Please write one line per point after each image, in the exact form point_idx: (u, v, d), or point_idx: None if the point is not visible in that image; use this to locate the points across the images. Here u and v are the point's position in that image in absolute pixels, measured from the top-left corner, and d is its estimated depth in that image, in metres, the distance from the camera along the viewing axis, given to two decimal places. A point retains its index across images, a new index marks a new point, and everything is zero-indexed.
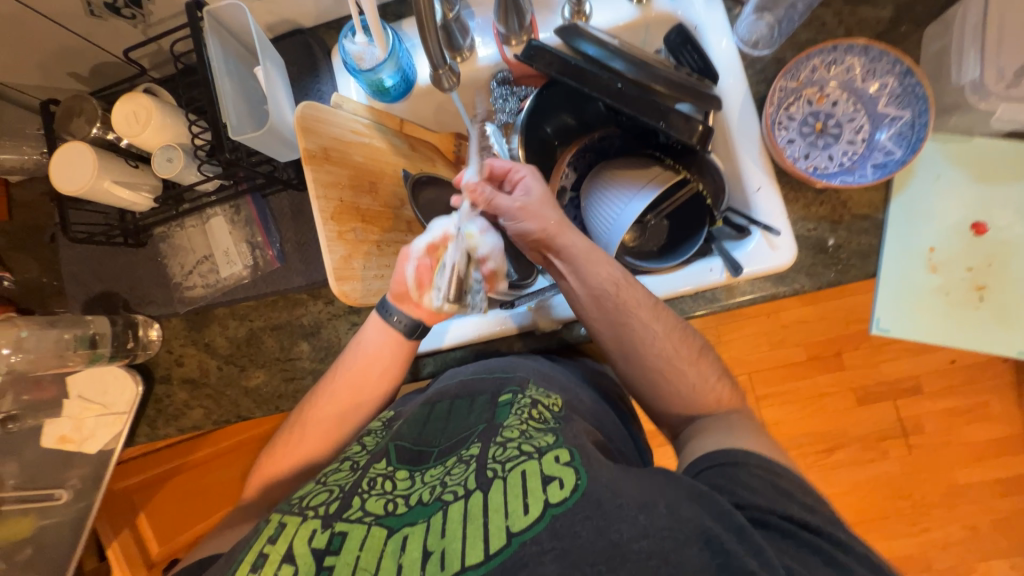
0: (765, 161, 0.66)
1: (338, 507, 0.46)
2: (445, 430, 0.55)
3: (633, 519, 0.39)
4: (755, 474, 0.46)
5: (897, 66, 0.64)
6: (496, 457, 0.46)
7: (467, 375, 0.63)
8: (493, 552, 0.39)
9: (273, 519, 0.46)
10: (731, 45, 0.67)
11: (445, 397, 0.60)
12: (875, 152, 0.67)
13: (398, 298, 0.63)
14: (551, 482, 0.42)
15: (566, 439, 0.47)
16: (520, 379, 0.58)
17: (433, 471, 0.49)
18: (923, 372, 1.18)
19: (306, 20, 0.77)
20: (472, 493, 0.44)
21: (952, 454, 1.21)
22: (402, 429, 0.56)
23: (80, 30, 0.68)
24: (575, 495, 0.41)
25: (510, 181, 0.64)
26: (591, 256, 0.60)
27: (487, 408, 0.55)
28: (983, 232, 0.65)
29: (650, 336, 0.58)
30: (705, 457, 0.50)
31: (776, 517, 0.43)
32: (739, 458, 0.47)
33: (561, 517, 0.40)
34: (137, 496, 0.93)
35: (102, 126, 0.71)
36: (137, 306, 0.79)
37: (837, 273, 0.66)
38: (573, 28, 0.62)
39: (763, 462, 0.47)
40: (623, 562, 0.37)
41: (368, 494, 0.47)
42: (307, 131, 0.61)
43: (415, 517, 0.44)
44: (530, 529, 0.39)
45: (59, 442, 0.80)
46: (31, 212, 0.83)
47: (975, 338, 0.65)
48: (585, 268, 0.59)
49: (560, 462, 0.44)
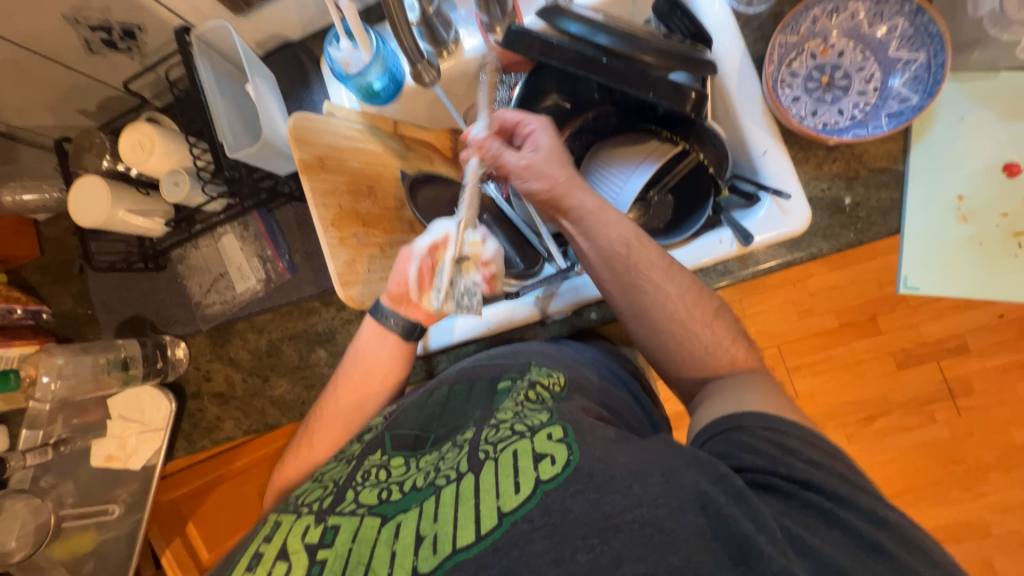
0: (768, 122, 0.63)
1: (332, 501, 0.47)
2: (441, 416, 0.56)
3: (627, 490, 0.39)
4: (763, 439, 0.44)
5: (906, 6, 0.59)
6: (489, 438, 0.46)
7: (467, 363, 0.64)
8: (484, 533, 0.39)
9: (269, 519, 0.48)
10: (724, 6, 0.64)
11: (444, 385, 0.60)
12: (889, 101, 0.62)
13: (396, 300, 0.63)
14: (542, 459, 0.42)
15: (560, 416, 0.46)
16: (521, 364, 0.59)
17: (429, 456, 0.49)
18: (968, 330, 1.11)
19: (293, 32, 0.78)
20: (464, 475, 0.44)
21: (1005, 414, 1.14)
22: (399, 416, 0.56)
23: (83, 68, 0.71)
24: (566, 471, 0.41)
25: (521, 134, 0.62)
26: (603, 214, 0.58)
27: (484, 394, 0.56)
28: (1016, 173, 0.61)
29: (663, 299, 0.57)
30: (712, 423, 0.48)
31: (791, 483, 0.42)
32: (746, 423, 0.45)
33: (551, 493, 0.40)
34: (184, 508, 0.97)
35: (112, 157, 0.74)
36: (164, 327, 0.83)
37: (856, 232, 0.63)
38: (555, 8, 0.58)
39: (772, 425, 0.45)
40: (615, 534, 0.38)
41: (362, 486, 0.48)
42: (301, 141, 0.61)
43: (410, 502, 0.44)
44: (520, 509, 0.39)
45: (108, 460, 0.85)
46: (59, 247, 0.87)
47: (1019, 288, 0.61)
48: (595, 228, 0.58)
49: (553, 439, 0.43)
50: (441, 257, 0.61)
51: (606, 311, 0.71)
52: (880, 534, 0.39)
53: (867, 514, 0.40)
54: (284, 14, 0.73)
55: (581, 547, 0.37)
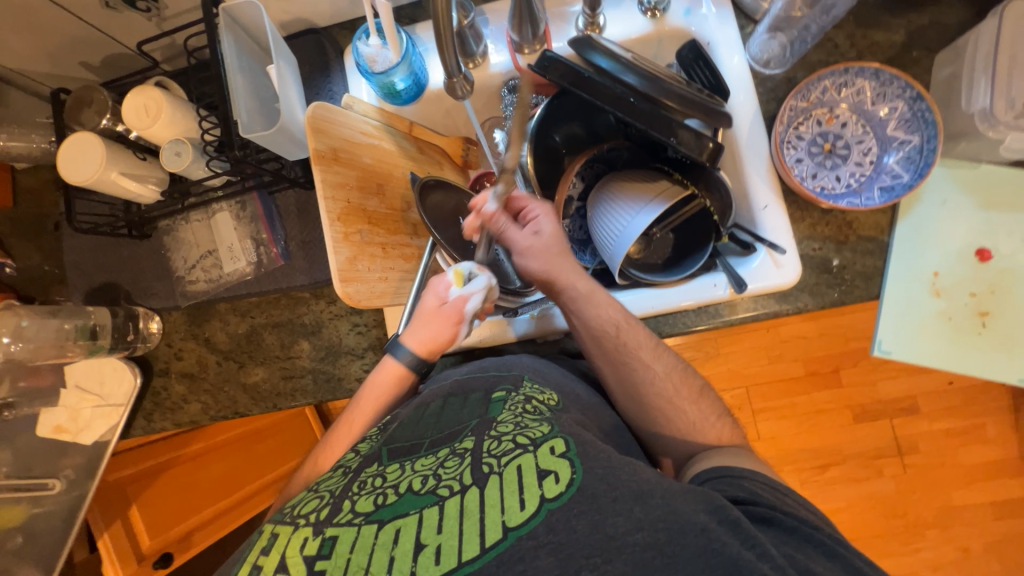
0: (772, 178, 0.67)
1: (329, 511, 0.46)
2: (437, 424, 0.54)
3: (629, 513, 0.40)
4: (759, 483, 0.47)
5: (907, 91, 0.64)
6: (492, 451, 0.46)
7: (460, 374, 0.63)
8: (489, 546, 0.39)
9: (264, 531, 0.46)
10: (742, 61, 0.68)
11: (439, 397, 0.59)
12: (883, 175, 0.67)
13: (432, 352, 0.64)
14: (546, 476, 0.42)
15: (561, 429, 0.47)
16: (515, 376, 0.59)
17: (425, 461, 0.49)
18: (922, 392, 1.22)
19: (319, 19, 0.77)
20: (468, 489, 0.43)
21: (947, 475, 1.22)
22: (396, 430, 0.55)
23: (96, 21, 0.68)
24: (570, 489, 0.41)
25: (525, 216, 0.64)
26: (593, 298, 0.60)
27: (480, 404, 0.55)
28: (987, 258, 0.65)
29: (651, 376, 0.59)
30: (712, 469, 0.50)
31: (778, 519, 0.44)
32: (745, 472, 0.48)
33: (556, 511, 0.40)
34: (131, 488, 0.93)
35: (113, 117, 0.70)
36: (139, 298, 0.79)
37: (840, 293, 0.66)
38: (586, 41, 0.60)
39: (767, 480, 0.48)
40: (618, 554, 0.38)
41: (358, 496, 0.47)
42: (318, 131, 0.61)
43: (409, 507, 0.44)
44: (526, 524, 0.40)
45: (56, 432, 0.80)
46: (35, 199, 0.83)
47: (976, 364, 0.66)
48: (586, 309, 0.60)
49: (556, 454, 0.44)
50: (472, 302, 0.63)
51: None
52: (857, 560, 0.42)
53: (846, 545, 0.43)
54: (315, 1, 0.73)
55: (585, 566, 0.38)
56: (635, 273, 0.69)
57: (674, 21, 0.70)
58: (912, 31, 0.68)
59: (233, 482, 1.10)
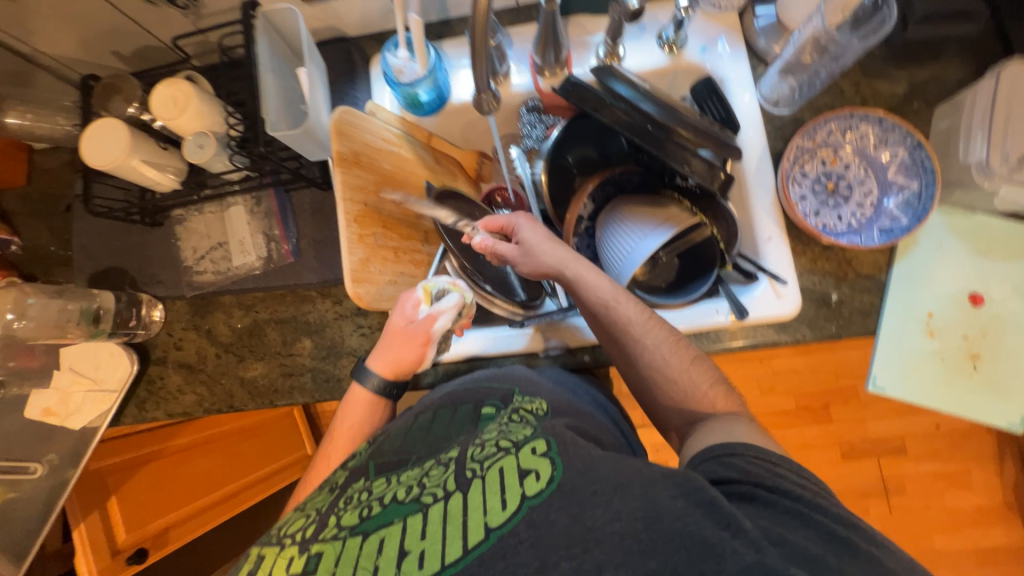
0: (776, 213, 0.69)
1: (315, 529, 0.47)
2: (423, 436, 0.56)
3: (607, 504, 0.40)
4: (751, 461, 0.44)
5: (908, 139, 0.68)
6: (475, 457, 0.46)
7: (452, 387, 0.64)
8: (471, 547, 0.40)
9: (251, 554, 0.47)
10: (753, 99, 0.72)
11: (429, 409, 0.60)
12: (883, 217, 0.69)
13: (398, 372, 0.66)
14: (527, 475, 0.43)
15: (543, 431, 0.48)
16: (504, 392, 0.60)
17: (410, 472, 0.49)
18: (909, 434, 1.27)
19: (350, 29, 0.80)
20: (451, 494, 0.44)
21: (928, 516, 1.28)
22: (382, 444, 0.56)
23: (134, 14, 0.70)
24: (550, 486, 0.42)
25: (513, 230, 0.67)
26: (592, 271, 0.61)
27: (468, 417, 0.56)
28: (979, 303, 0.68)
29: (652, 348, 0.58)
30: (704, 449, 0.48)
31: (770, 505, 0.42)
32: (735, 448, 0.46)
33: (538, 507, 0.40)
34: (110, 478, 0.90)
35: (139, 106, 0.72)
36: (144, 285, 0.79)
37: (837, 326, 0.68)
38: (607, 68, 0.63)
39: (760, 452, 0.46)
40: (598, 543, 0.39)
41: (344, 510, 0.47)
42: (342, 134, 0.62)
43: (392, 517, 0.44)
44: (508, 522, 0.40)
45: (45, 414, 0.78)
46: (50, 179, 0.84)
47: (967, 405, 0.67)
48: (583, 283, 0.61)
49: (537, 454, 0.44)
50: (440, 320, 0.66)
51: (599, 355, 0.73)
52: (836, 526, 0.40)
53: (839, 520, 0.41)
54: (348, 12, 0.76)
55: (565, 555, 0.38)
56: (640, 293, 0.72)
57: (690, 57, 0.74)
58: (914, 83, 0.71)
59: (221, 478, 1.11)
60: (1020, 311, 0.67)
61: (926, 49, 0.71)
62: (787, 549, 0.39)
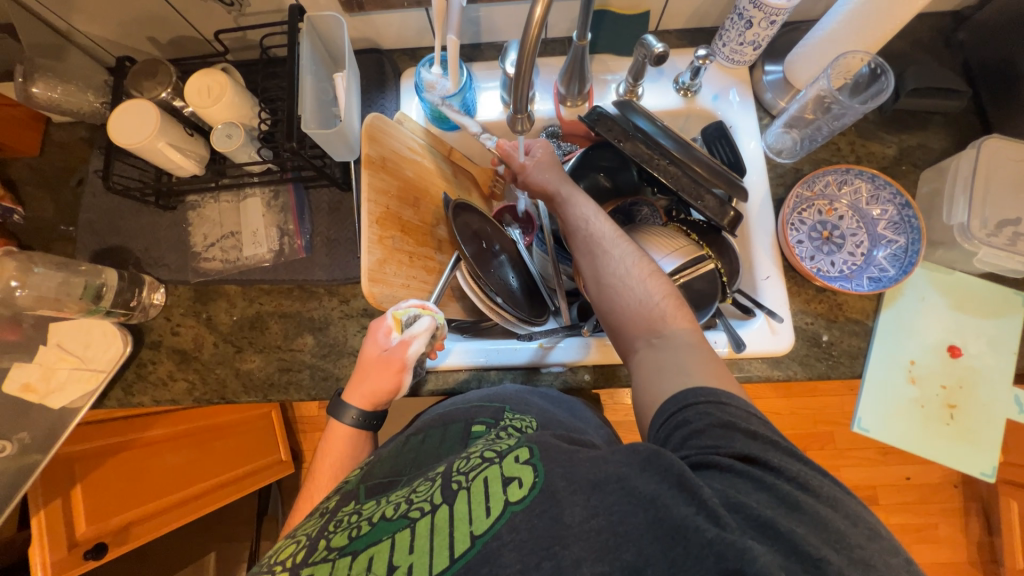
0: (776, 254, 0.73)
1: (305, 554, 0.45)
2: (415, 462, 0.56)
3: (584, 503, 0.40)
4: (701, 413, 0.44)
5: (897, 198, 0.73)
6: (460, 469, 0.47)
7: (445, 409, 0.65)
8: (458, 555, 0.40)
9: None
10: (758, 147, 0.77)
11: (420, 431, 0.61)
12: (871, 267, 0.74)
13: (377, 402, 0.65)
14: (511, 482, 0.43)
15: (525, 440, 0.48)
16: (496, 409, 0.60)
17: (400, 492, 0.49)
18: (881, 483, 1.33)
19: (385, 42, 0.84)
20: (438, 507, 0.44)
21: None
22: (373, 467, 0.56)
23: (179, 5, 0.73)
24: (532, 492, 0.42)
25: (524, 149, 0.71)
26: (575, 199, 0.64)
27: (459, 438, 0.57)
28: (957, 355, 0.72)
29: (628, 280, 0.57)
30: (660, 410, 0.48)
31: (741, 466, 0.40)
32: (686, 400, 0.45)
33: (519, 514, 0.40)
34: (80, 465, 0.85)
35: (173, 91, 0.74)
36: (148, 266, 0.79)
37: (827, 366, 0.72)
38: (629, 103, 0.69)
39: (708, 393, 0.45)
40: (575, 540, 0.38)
41: (334, 533, 0.46)
42: (372, 138, 0.65)
43: (380, 534, 0.44)
44: (492, 527, 0.40)
45: (22, 391, 0.75)
46: (64, 153, 0.84)
47: (944, 452, 0.71)
48: (568, 211, 0.64)
49: (520, 461, 0.45)
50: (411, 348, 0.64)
51: (598, 374, 0.75)
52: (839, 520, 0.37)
53: (834, 506, 0.38)
54: (387, 26, 0.79)
55: (546, 557, 0.38)
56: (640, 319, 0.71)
57: (703, 103, 0.79)
58: (903, 148, 0.78)
59: (191, 476, 1.05)
60: (994, 365, 0.71)
61: (913, 119, 0.79)
62: (743, 514, 0.37)
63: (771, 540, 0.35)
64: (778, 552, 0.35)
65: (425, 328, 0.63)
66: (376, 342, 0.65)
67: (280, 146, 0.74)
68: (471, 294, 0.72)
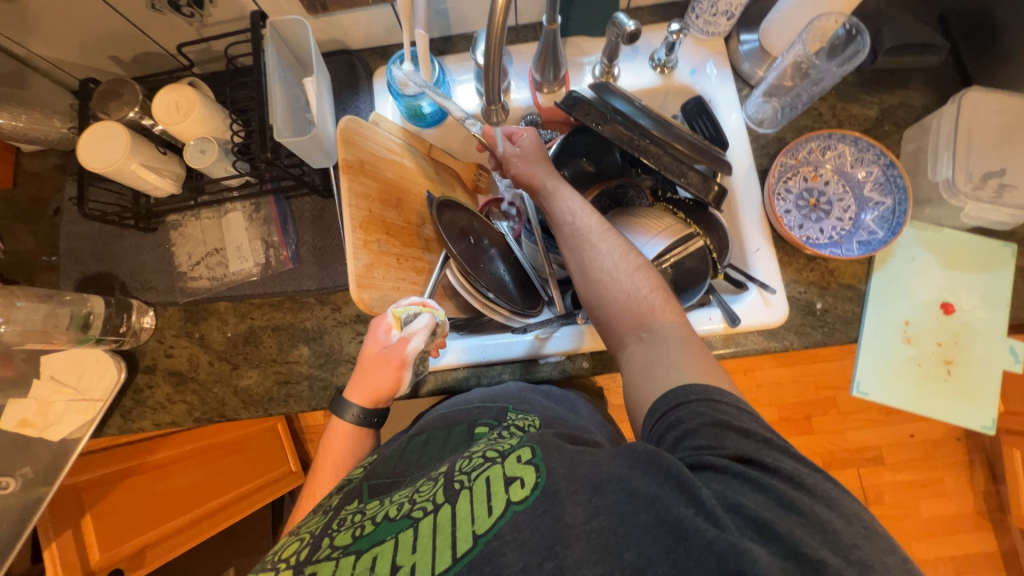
0: (764, 226, 0.73)
1: (309, 551, 0.45)
2: (418, 462, 0.56)
3: (585, 502, 0.40)
4: (693, 412, 0.44)
5: (881, 158, 0.73)
6: (463, 469, 0.47)
7: (447, 409, 0.65)
8: (460, 555, 0.40)
9: None
10: (739, 119, 0.76)
11: (423, 431, 0.61)
12: (860, 231, 0.74)
13: (378, 398, 0.66)
14: (512, 482, 0.43)
15: (529, 439, 0.48)
16: (498, 409, 0.60)
17: (403, 492, 0.49)
18: (885, 443, 1.35)
19: (354, 42, 0.82)
20: (441, 506, 0.44)
21: (909, 526, 1.34)
22: (376, 467, 0.56)
23: (138, 21, 0.71)
24: (534, 492, 0.42)
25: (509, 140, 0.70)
26: (561, 192, 0.64)
27: (462, 439, 0.57)
28: (951, 311, 0.72)
29: (616, 274, 0.56)
30: (652, 409, 0.47)
31: (736, 465, 0.40)
32: (678, 399, 0.45)
33: (521, 514, 0.41)
34: (87, 493, 0.85)
35: (141, 111, 0.72)
36: (135, 291, 0.78)
37: (823, 333, 0.72)
38: (606, 85, 0.68)
39: (700, 390, 0.45)
40: (576, 539, 0.38)
41: (338, 532, 0.46)
42: (348, 142, 0.64)
43: (384, 534, 0.44)
44: (493, 527, 0.40)
45: (20, 426, 0.74)
46: (38, 183, 0.82)
47: (945, 409, 0.71)
48: (554, 205, 0.63)
49: (522, 461, 0.45)
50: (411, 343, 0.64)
51: (596, 361, 0.75)
52: (834, 517, 0.37)
53: (832, 506, 0.38)
54: (354, 26, 0.78)
55: (548, 557, 0.38)
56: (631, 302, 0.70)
57: (680, 79, 0.78)
58: (884, 108, 0.77)
59: (201, 496, 1.05)
60: (988, 319, 0.71)
61: (893, 78, 0.78)
62: (742, 516, 0.37)
63: (768, 541, 0.36)
64: (776, 554, 0.35)
65: (425, 324, 0.64)
66: (376, 339, 0.65)
67: (256, 157, 0.73)
68: (463, 292, 0.71)
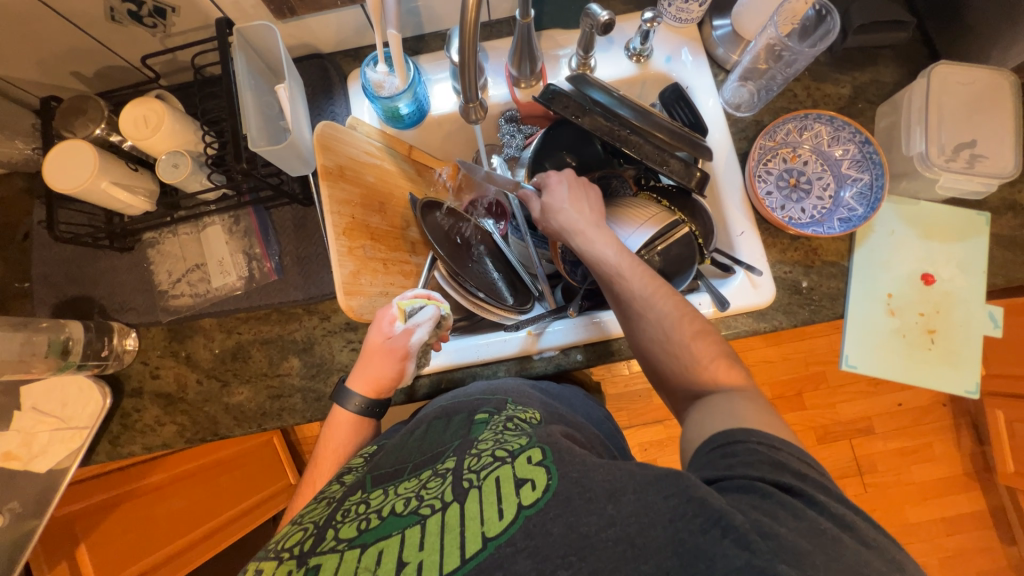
0: (746, 209, 0.74)
1: (313, 541, 0.45)
2: (422, 447, 0.55)
3: (601, 511, 0.40)
4: (752, 450, 0.44)
5: (857, 136, 0.74)
6: (472, 467, 0.47)
7: (445, 401, 0.64)
8: (469, 556, 0.40)
9: (249, 568, 0.45)
10: (716, 104, 0.77)
11: (424, 422, 0.61)
12: (840, 208, 0.75)
13: (381, 389, 0.65)
14: (523, 484, 0.43)
15: (538, 439, 0.48)
16: (499, 400, 0.60)
17: (409, 483, 0.49)
18: (875, 414, 1.38)
19: (324, 45, 0.80)
20: (449, 504, 0.44)
21: (902, 493, 1.37)
22: (380, 459, 0.56)
23: (98, 34, 0.68)
24: (546, 494, 0.42)
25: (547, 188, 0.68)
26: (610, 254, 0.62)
27: (461, 427, 0.56)
28: (931, 282, 0.74)
29: (674, 347, 0.56)
30: (705, 440, 0.48)
31: (768, 486, 0.41)
32: (738, 437, 0.45)
33: (533, 518, 0.40)
34: (82, 525, 0.83)
35: (107, 126, 0.70)
36: (114, 313, 0.76)
37: (811, 311, 0.73)
38: (583, 76, 0.66)
39: (764, 436, 0.45)
40: (592, 550, 0.38)
41: (342, 523, 0.46)
42: (325, 147, 0.62)
43: (391, 529, 0.44)
44: (505, 532, 0.40)
45: (3, 458, 0.72)
46: (4, 208, 0.79)
47: (930, 377, 0.73)
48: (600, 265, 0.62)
49: (532, 462, 0.45)
50: (413, 334, 0.63)
51: (591, 352, 0.75)
52: (816, 515, 0.39)
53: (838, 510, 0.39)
54: (323, 28, 0.76)
55: (561, 565, 0.38)
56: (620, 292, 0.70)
57: (656, 66, 0.78)
58: (857, 86, 0.79)
59: (201, 514, 1.03)
60: (966, 287, 0.73)
61: (863, 55, 0.79)
62: (759, 522, 0.37)
63: (788, 550, 0.36)
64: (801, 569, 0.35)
65: (428, 316, 0.64)
66: (378, 330, 0.64)
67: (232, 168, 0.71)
68: (451, 292, 0.71)
